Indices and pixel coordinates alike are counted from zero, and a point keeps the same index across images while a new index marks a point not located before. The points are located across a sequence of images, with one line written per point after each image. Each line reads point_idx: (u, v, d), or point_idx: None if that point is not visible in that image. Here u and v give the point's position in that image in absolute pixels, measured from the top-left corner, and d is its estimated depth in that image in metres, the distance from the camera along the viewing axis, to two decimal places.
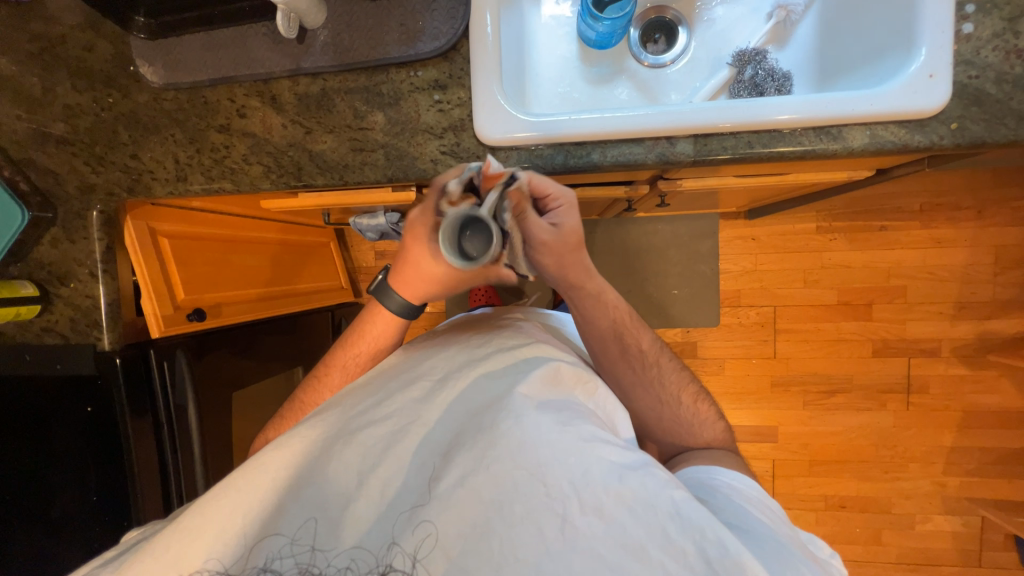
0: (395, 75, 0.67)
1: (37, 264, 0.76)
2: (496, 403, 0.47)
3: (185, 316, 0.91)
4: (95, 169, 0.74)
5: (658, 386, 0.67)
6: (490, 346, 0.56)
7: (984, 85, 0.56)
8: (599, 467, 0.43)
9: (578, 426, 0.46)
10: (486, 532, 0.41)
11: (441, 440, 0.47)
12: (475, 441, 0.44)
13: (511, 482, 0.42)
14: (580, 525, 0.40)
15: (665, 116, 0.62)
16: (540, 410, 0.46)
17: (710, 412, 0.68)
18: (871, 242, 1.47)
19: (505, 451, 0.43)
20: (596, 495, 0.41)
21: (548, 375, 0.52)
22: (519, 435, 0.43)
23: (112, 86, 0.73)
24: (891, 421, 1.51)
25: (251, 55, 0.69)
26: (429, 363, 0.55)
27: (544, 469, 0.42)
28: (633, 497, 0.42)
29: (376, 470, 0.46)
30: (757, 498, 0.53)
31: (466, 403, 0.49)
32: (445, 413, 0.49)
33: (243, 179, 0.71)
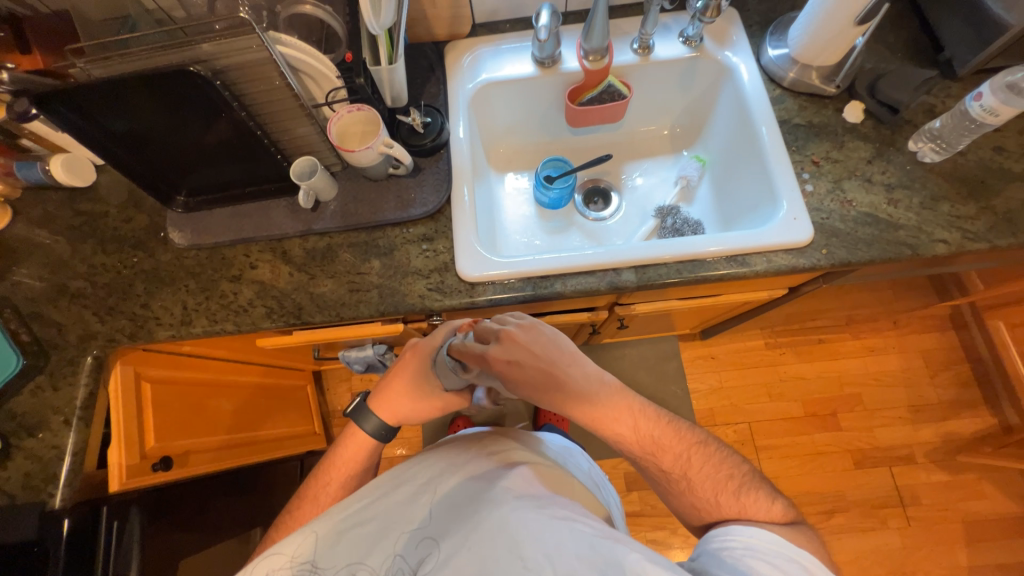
0: (391, 232, 0.82)
1: (8, 415, 0.76)
2: (476, 495, 0.58)
3: (151, 465, 0.84)
4: (101, 318, 0.81)
5: (691, 493, 0.67)
6: (471, 451, 0.67)
7: (834, 223, 0.77)
8: (566, 540, 0.51)
9: (549, 507, 0.55)
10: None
11: (426, 532, 0.57)
12: (457, 529, 0.54)
13: (489, 557, 0.50)
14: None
15: (610, 253, 0.78)
16: (514, 497, 0.56)
17: (760, 502, 0.65)
18: (815, 354, 1.62)
19: (483, 530, 0.53)
20: (565, 564, 0.49)
21: (521, 472, 0.61)
22: (495, 519, 0.53)
23: (140, 248, 0.84)
24: (899, 541, 1.43)
25: (269, 221, 0.83)
26: (415, 469, 0.65)
27: (520, 544, 0.50)
28: (599, 563, 0.49)
29: (367, 559, 0.57)
30: (771, 553, 0.58)
31: (451, 499, 0.60)
32: (431, 510, 0.59)
33: (246, 321, 0.79)
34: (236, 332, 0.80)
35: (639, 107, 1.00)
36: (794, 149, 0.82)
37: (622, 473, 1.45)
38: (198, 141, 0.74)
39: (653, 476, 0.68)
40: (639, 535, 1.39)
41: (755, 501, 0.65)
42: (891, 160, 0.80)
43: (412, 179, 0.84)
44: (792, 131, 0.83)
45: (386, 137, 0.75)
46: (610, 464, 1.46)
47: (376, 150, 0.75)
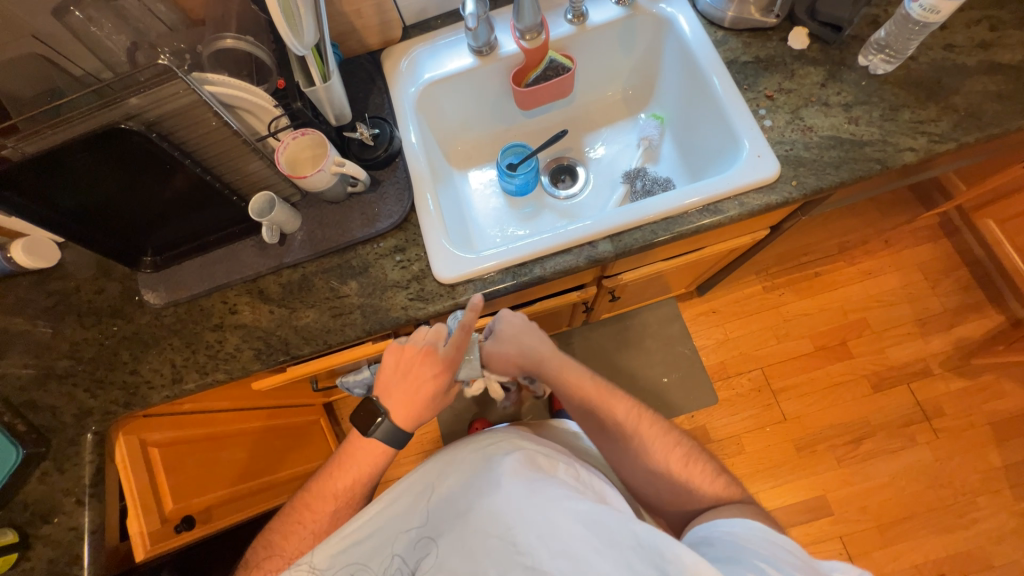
0: (362, 250, 0.81)
1: (20, 506, 0.75)
2: (472, 490, 0.59)
3: (174, 528, 0.86)
4: (93, 393, 0.80)
5: (646, 456, 0.69)
6: (464, 448, 0.67)
7: (799, 152, 0.76)
8: (560, 519, 0.52)
9: (543, 489, 0.57)
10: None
11: (427, 531, 0.59)
12: (454, 527, 0.56)
13: (487, 549, 0.52)
14: (548, 570, 0.49)
15: (582, 228, 0.77)
16: (507, 484, 0.57)
17: (706, 476, 0.67)
18: (814, 288, 1.61)
19: (477, 525, 0.55)
20: (561, 542, 0.50)
21: (517, 458, 0.62)
22: (490, 510, 0.55)
23: (118, 316, 0.83)
24: (931, 455, 1.43)
25: (239, 263, 0.82)
26: (413, 474, 0.66)
27: (512, 531, 0.52)
28: (596, 536, 0.51)
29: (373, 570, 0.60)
30: (757, 536, 0.56)
31: (450, 498, 0.61)
32: (432, 510, 0.61)
33: (236, 366, 0.78)
34: (229, 379, 0.79)
35: (587, 77, 0.99)
36: (746, 87, 0.81)
37: None
38: (150, 199, 0.72)
39: (604, 436, 0.72)
40: None
41: (699, 471, 0.68)
42: (845, 79, 0.79)
43: (373, 194, 0.83)
44: (741, 69, 0.82)
45: (335, 156, 0.74)
46: None
47: (329, 171, 0.73)
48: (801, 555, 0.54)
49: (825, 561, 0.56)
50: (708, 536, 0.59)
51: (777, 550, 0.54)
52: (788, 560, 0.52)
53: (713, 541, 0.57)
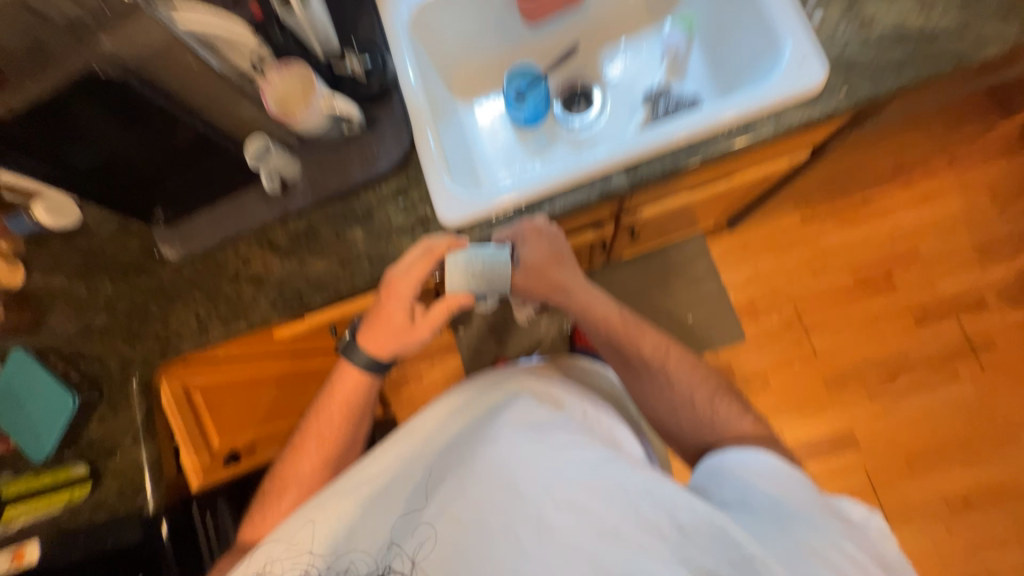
0: (365, 195, 0.78)
1: (87, 444, 0.83)
2: (480, 440, 0.63)
3: (223, 461, 0.97)
4: (132, 344, 0.85)
5: (671, 389, 0.70)
6: (471, 400, 0.72)
7: (853, 54, 0.64)
8: (564, 473, 0.58)
9: (548, 443, 0.61)
10: (481, 541, 0.55)
11: (437, 473, 0.64)
12: (463, 472, 0.60)
13: (497, 498, 0.57)
14: (556, 520, 0.55)
15: (594, 159, 0.70)
16: (515, 438, 0.61)
17: (732, 412, 0.68)
18: (860, 217, 1.47)
19: (488, 473, 0.59)
20: (569, 497, 0.56)
21: (524, 408, 0.67)
22: (499, 460, 0.59)
23: (142, 271, 0.86)
24: (972, 389, 1.37)
25: (246, 214, 0.81)
26: (423, 419, 0.71)
27: (522, 484, 0.57)
28: (600, 490, 0.56)
29: (388, 507, 0.63)
30: (769, 475, 0.58)
31: (458, 444, 0.66)
32: (441, 454, 0.66)
33: (255, 316, 0.80)
34: (252, 329, 0.82)
35: None
36: None
37: None
38: (145, 152, 0.69)
39: (627, 369, 0.74)
40: None
41: (722, 405, 0.69)
42: None
43: (371, 134, 0.78)
44: None
45: (325, 91, 0.73)
46: None
47: (320, 108, 0.72)
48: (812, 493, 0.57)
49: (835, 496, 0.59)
50: (724, 470, 0.61)
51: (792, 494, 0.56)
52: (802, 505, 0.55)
53: (728, 480, 0.59)
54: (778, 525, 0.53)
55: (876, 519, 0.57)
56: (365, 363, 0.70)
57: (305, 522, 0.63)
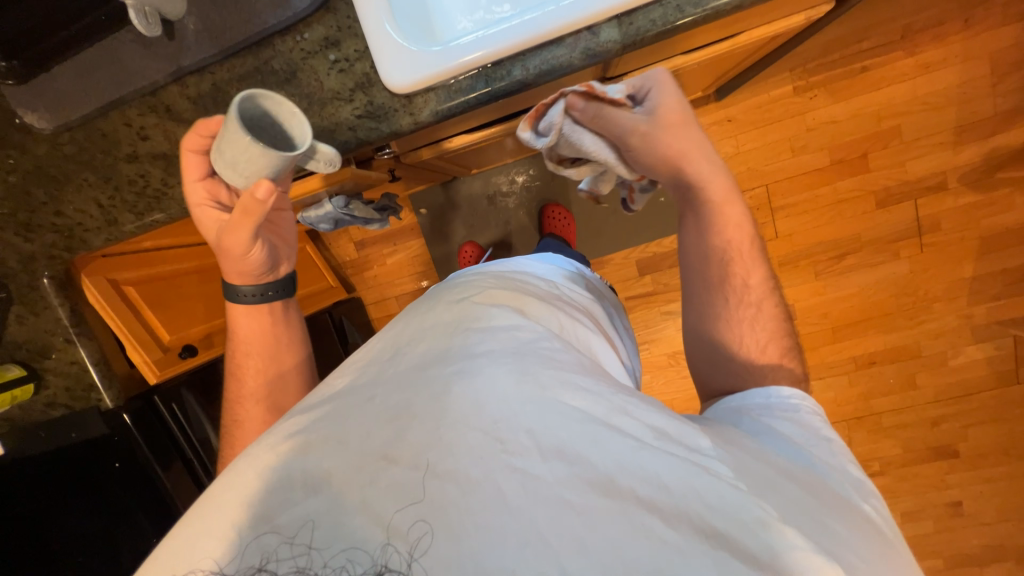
0: (282, 46, 0.60)
1: (14, 344, 0.74)
2: (450, 361, 0.44)
3: (177, 355, 0.94)
4: (26, 237, 0.71)
5: (735, 289, 0.58)
6: (437, 312, 0.52)
7: None
8: (566, 412, 0.40)
9: (543, 372, 0.42)
10: (448, 507, 0.35)
11: (382, 413, 0.41)
12: (425, 408, 0.40)
13: (466, 443, 0.38)
14: (549, 477, 0.37)
15: (581, 3, 0.55)
16: (498, 363, 0.43)
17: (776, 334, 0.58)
18: (854, 88, 1.36)
19: (460, 408, 0.39)
20: (571, 444, 0.38)
21: (510, 326, 0.48)
22: (474, 391, 0.40)
23: (7, 145, 0.68)
24: (908, 268, 1.47)
25: (127, 69, 0.63)
26: (379, 343, 0.51)
27: (502, 423, 0.38)
28: (606, 440, 0.39)
29: (308, 462, 0.39)
30: (792, 414, 0.50)
31: (416, 367, 0.45)
32: (392, 381, 0.44)
33: (172, 205, 0.68)
34: (172, 219, 0.70)
35: None
36: None
37: (632, 262, 1.47)
38: None
39: (694, 268, 0.60)
40: (652, 311, 1.49)
41: (773, 310, 0.58)
42: None
43: None
44: None
45: None
46: (621, 256, 1.47)
47: None
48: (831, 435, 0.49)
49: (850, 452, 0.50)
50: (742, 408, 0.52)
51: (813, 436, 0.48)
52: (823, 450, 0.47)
53: (742, 418, 0.50)
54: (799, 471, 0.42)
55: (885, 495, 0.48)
56: (251, 301, 0.66)
57: (209, 488, 0.42)
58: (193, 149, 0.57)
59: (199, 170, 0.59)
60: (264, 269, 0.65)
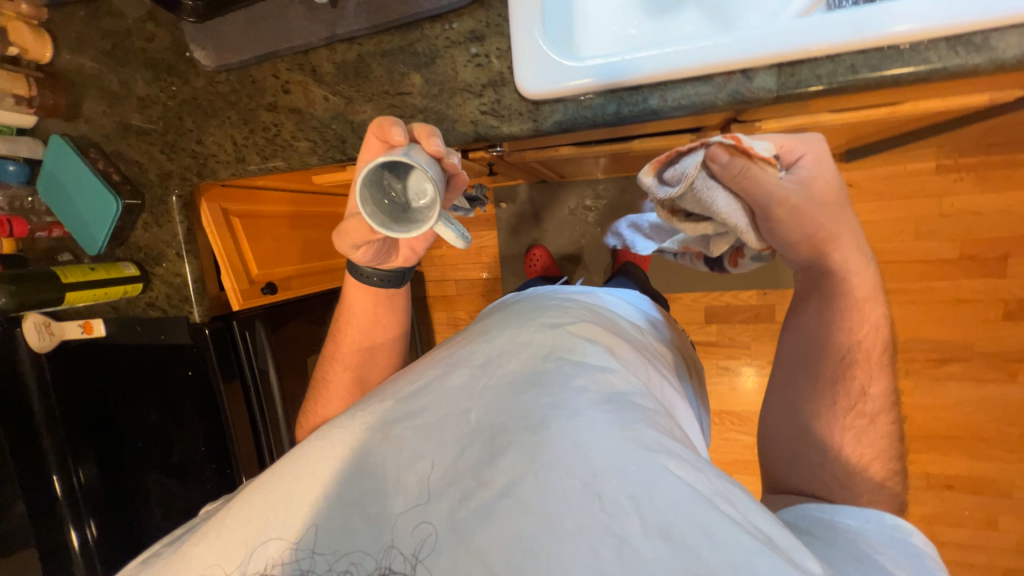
0: (429, 31, 0.62)
1: (135, 247, 0.85)
2: (546, 396, 0.46)
3: (260, 289, 0.99)
4: (169, 156, 0.80)
5: (849, 394, 0.58)
6: (529, 334, 0.54)
7: None
8: (662, 480, 0.40)
9: (638, 431, 0.43)
10: (539, 544, 0.38)
11: (482, 433, 0.44)
12: (523, 440, 0.43)
13: (563, 491, 0.39)
14: (642, 549, 0.37)
15: (743, 43, 0.51)
16: (593, 412, 0.44)
17: (883, 442, 0.58)
18: (1013, 181, 1.19)
19: (558, 452, 0.41)
20: (664, 517, 0.38)
21: (602, 372, 0.49)
22: (571, 437, 0.42)
23: (173, 74, 0.76)
24: (1023, 395, 1.27)
25: (288, 27, 0.67)
26: (467, 350, 0.54)
27: (599, 479, 0.39)
28: (705, 521, 0.37)
29: (412, 462, 0.44)
30: (895, 544, 0.49)
31: (511, 393, 0.48)
32: (488, 401, 0.47)
33: (294, 157, 0.72)
34: (289, 169, 0.74)
35: None
36: None
37: (701, 307, 1.39)
38: None
39: (806, 359, 0.61)
40: (709, 363, 1.41)
41: (886, 428, 0.58)
42: None
43: None
44: None
45: None
46: (691, 298, 1.40)
47: None
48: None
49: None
50: (833, 526, 0.51)
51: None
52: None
53: (840, 536, 0.49)
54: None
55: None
56: (375, 284, 0.72)
57: (306, 450, 0.48)
58: (376, 137, 0.58)
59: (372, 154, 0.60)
60: (379, 261, 0.70)
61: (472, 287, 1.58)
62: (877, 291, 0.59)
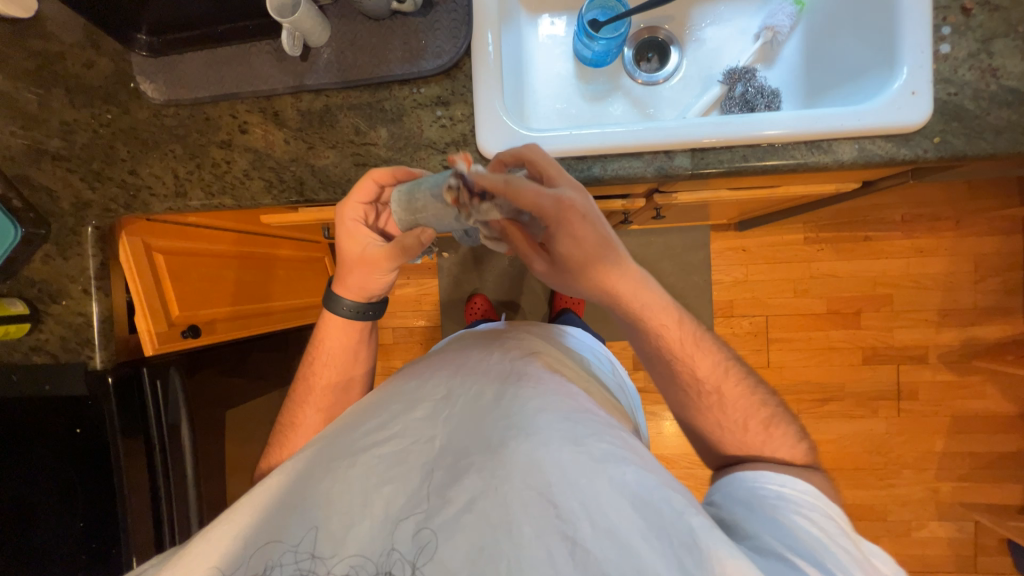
0: (398, 92, 0.68)
1: (27, 282, 0.73)
2: (503, 417, 0.48)
3: (179, 333, 0.89)
4: (91, 185, 0.73)
5: (720, 409, 0.64)
6: (492, 361, 0.57)
7: (963, 101, 0.60)
8: (609, 488, 0.44)
9: (591, 446, 0.46)
10: (503, 553, 0.42)
11: (445, 458, 0.48)
12: (483, 462, 0.46)
13: (521, 501, 0.43)
14: (590, 547, 0.41)
15: (664, 130, 0.64)
16: (550, 429, 0.46)
17: (788, 438, 0.63)
18: (857, 252, 1.51)
19: (514, 471, 0.44)
20: (608, 518, 0.42)
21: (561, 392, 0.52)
22: (530, 456, 0.45)
23: (112, 102, 0.72)
24: (883, 427, 1.52)
25: (253, 72, 0.69)
26: (433, 380, 0.56)
27: (553, 490, 0.43)
28: (646, 520, 0.43)
29: (380, 488, 0.47)
30: (810, 506, 0.52)
31: (474, 416, 0.50)
32: (451, 427, 0.50)
33: (244, 195, 0.71)
34: (238, 207, 0.73)
35: None
36: None
37: (630, 354, 1.51)
38: None
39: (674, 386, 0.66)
40: None
41: (783, 435, 0.63)
42: None
43: (421, 19, 0.67)
44: None
45: None
46: (620, 346, 1.51)
47: None
48: (855, 545, 0.49)
49: (875, 548, 0.51)
50: (751, 504, 0.54)
51: (833, 540, 0.48)
52: (847, 556, 0.47)
53: (758, 509, 0.53)
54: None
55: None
56: (348, 314, 0.69)
57: (268, 481, 0.51)
58: (373, 179, 0.61)
59: (363, 196, 0.62)
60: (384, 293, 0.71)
61: (411, 335, 1.55)
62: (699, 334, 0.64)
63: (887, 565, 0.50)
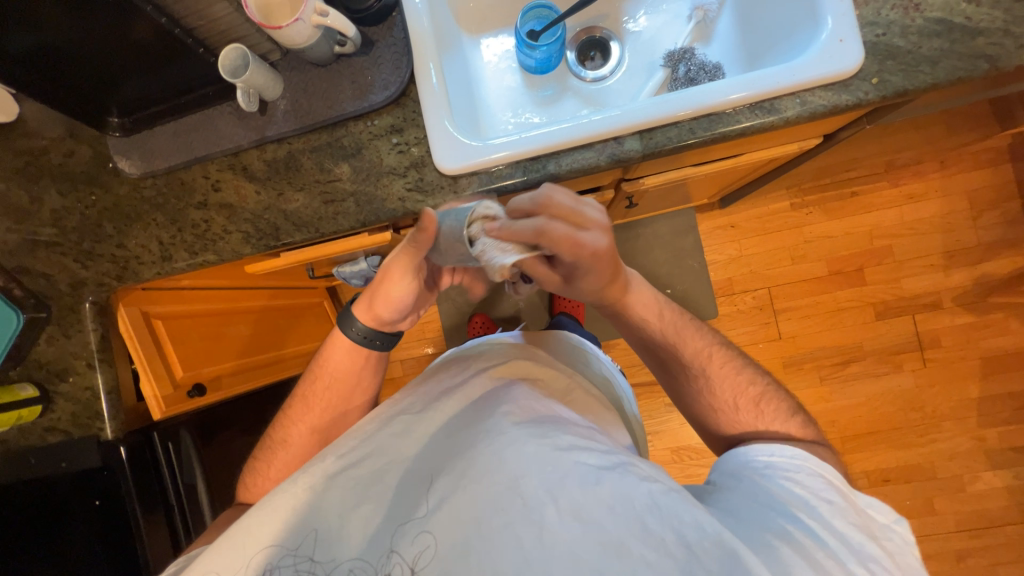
0: (354, 128, 0.71)
1: (36, 365, 0.77)
2: (472, 427, 0.51)
3: (186, 394, 0.90)
4: (84, 264, 0.77)
5: (708, 390, 0.65)
6: (465, 374, 0.60)
7: (893, 40, 0.61)
8: (569, 469, 0.45)
9: (555, 438, 0.47)
10: (476, 548, 0.42)
11: (419, 472, 0.50)
12: (454, 466, 0.47)
13: (487, 499, 0.44)
14: (557, 530, 0.42)
15: (610, 118, 0.65)
16: (515, 430, 0.48)
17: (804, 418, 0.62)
18: (846, 210, 1.50)
19: (480, 470, 0.46)
20: (573, 497, 0.43)
21: (528, 394, 0.54)
22: (495, 454, 0.46)
23: (94, 184, 0.77)
24: (912, 381, 1.47)
25: (218, 133, 0.73)
26: (407, 402, 0.58)
27: (518, 481, 0.44)
28: (609, 494, 0.43)
29: (357, 510, 0.48)
30: (797, 466, 0.52)
31: (448, 429, 0.53)
32: (426, 444, 0.52)
33: (225, 249, 0.74)
34: (221, 261, 0.76)
35: None
36: None
37: None
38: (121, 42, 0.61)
39: (667, 373, 0.69)
40: (657, 401, 1.47)
41: (780, 407, 0.63)
42: None
43: (366, 58, 0.71)
44: None
45: (317, 2, 0.62)
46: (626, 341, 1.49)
47: (309, 22, 0.62)
48: (839, 495, 0.49)
49: (862, 496, 0.51)
50: (738, 475, 0.53)
51: (814, 495, 0.48)
52: (828, 510, 0.47)
53: (744, 481, 0.52)
54: (792, 537, 0.44)
55: (904, 529, 0.49)
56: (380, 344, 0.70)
57: (246, 520, 0.49)
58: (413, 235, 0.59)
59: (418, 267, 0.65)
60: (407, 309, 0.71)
61: (419, 364, 1.56)
62: (686, 321, 0.68)
63: (873, 511, 0.49)
